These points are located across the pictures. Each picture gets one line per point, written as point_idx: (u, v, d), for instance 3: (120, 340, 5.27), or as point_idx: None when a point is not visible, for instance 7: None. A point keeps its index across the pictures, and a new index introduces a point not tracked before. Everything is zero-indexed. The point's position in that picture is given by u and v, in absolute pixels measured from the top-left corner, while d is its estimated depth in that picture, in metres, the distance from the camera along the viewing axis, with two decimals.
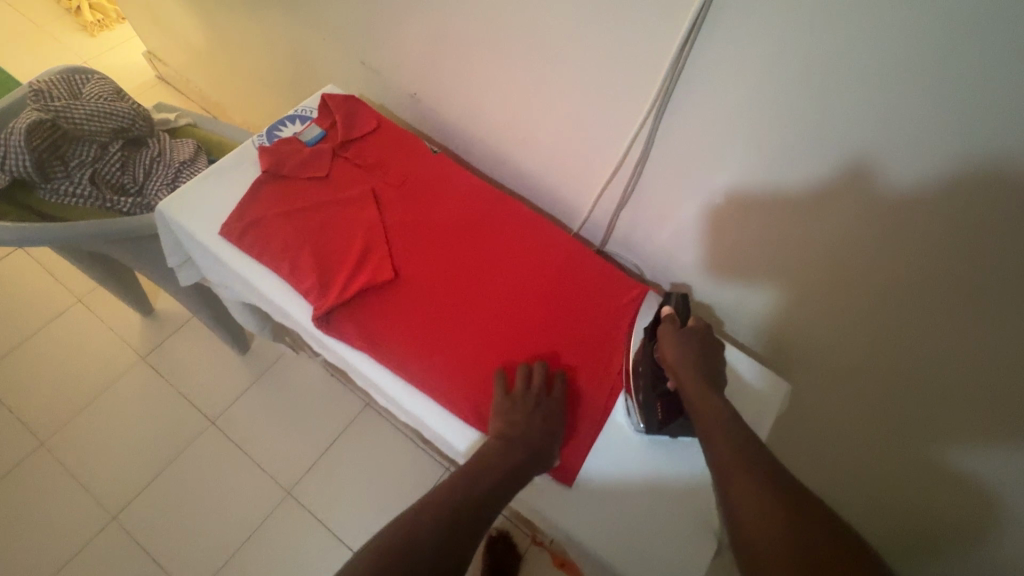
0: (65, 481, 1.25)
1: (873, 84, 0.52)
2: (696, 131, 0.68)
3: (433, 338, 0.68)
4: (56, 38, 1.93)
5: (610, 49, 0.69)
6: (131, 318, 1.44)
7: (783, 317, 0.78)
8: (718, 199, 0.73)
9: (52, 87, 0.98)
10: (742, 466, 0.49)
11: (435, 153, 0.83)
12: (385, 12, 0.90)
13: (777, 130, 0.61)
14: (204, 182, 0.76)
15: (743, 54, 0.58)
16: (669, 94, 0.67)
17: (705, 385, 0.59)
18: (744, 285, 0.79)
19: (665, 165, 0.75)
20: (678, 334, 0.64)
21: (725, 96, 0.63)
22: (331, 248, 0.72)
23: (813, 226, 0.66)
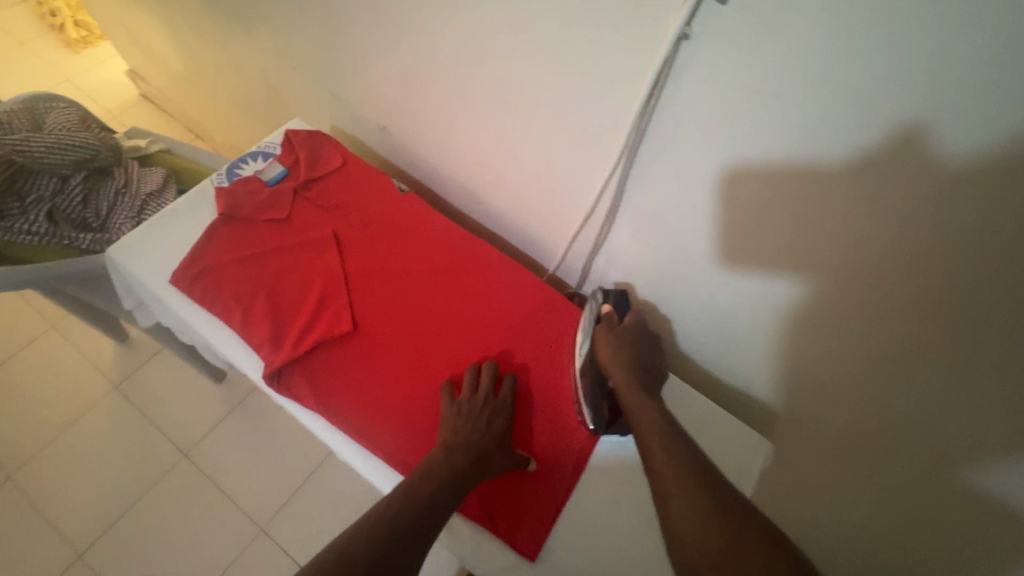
0: (30, 517, 1.21)
1: (849, 145, 0.48)
2: (665, 181, 0.65)
3: (384, 380, 0.65)
4: (39, 55, 1.91)
5: (576, 93, 0.66)
6: (104, 346, 1.41)
7: (761, 369, 0.74)
8: (691, 249, 0.70)
9: (14, 118, 0.94)
10: (675, 463, 0.49)
11: (403, 193, 0.80)
12: (354, 46, 0.88)
13: (750, 185, 0.58)
14: (157, 227, 0.72)
15: (710, 108, 0.55)
16: (639, 142, 0.64)
17: (638, 388, 0.60)
18: (721, 333, 0.76)
19: (636, 211, 0.72)
20: (611, 336, 0.65)
21: (693, 151, 0.60)
22: (286, 297, 0.68)
23: (789, 284, 0.62)
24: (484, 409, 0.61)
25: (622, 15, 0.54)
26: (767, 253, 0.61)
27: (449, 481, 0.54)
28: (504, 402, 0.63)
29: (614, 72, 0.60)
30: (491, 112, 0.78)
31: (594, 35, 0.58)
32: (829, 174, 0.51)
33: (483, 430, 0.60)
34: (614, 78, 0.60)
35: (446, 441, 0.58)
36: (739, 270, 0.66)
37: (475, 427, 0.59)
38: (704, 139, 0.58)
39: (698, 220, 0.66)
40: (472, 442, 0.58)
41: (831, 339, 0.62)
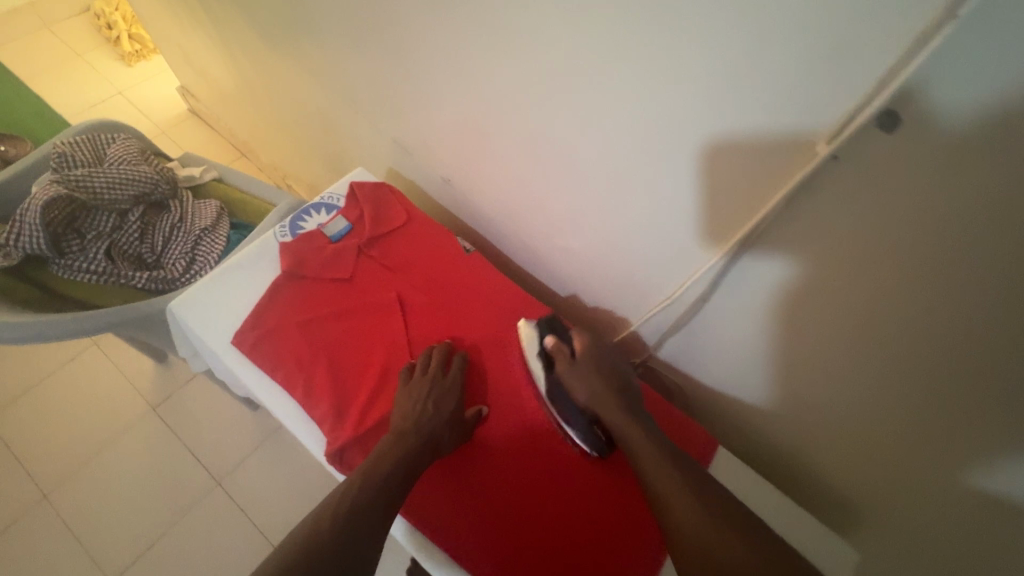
0: (62, 537, 1.21)
1: (1000, 281, 0.42)
2: (759, 279, 0.59)
3: (342, 371, 0.66)
4: (93, 66, 1.94)
5: (667, 182, 0.60)
6: (144, 365, 1.41)
7: (846, 472, 0.68)
8: (778, 346, 0.64)
9: (76, 150, 0.94)
10: (672, 482, 0.53)
11: (469, 253, 0.77)
12: (419, 97, 0.84)
13: (865, 298, 0.52)
14: (220, 281, 0.71)
15: (832, 222, 0.49)
16: (744, 247, 0.57)
17: (621, 407, 0.62)
18: (801, 428, 0.70)
19: (721, 303, 0.66)
20: (574, 371, 0.66)
21: (800, 257, 0.54)
22: (348, 366, 0.66)
23: (893, 401, 0.57)
24: (434, 391, 0.63)
25: (739, 117, 0.49)
26: (873, 368, 0.56)
27: (398, 474, 0.56)
28: (453, 384, 0.65)
29: (718, 169, 0.54)
30: (562, 182, 0.74)
31: (699, 131, 0.53)
32: (972, 303, 0.44)
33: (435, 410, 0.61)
34: (717, 175, 0.55)
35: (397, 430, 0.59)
36: (834, 377, 0.61)
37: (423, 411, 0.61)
38: (820, 250, 0.52)
39: (790, 321, 0.60)
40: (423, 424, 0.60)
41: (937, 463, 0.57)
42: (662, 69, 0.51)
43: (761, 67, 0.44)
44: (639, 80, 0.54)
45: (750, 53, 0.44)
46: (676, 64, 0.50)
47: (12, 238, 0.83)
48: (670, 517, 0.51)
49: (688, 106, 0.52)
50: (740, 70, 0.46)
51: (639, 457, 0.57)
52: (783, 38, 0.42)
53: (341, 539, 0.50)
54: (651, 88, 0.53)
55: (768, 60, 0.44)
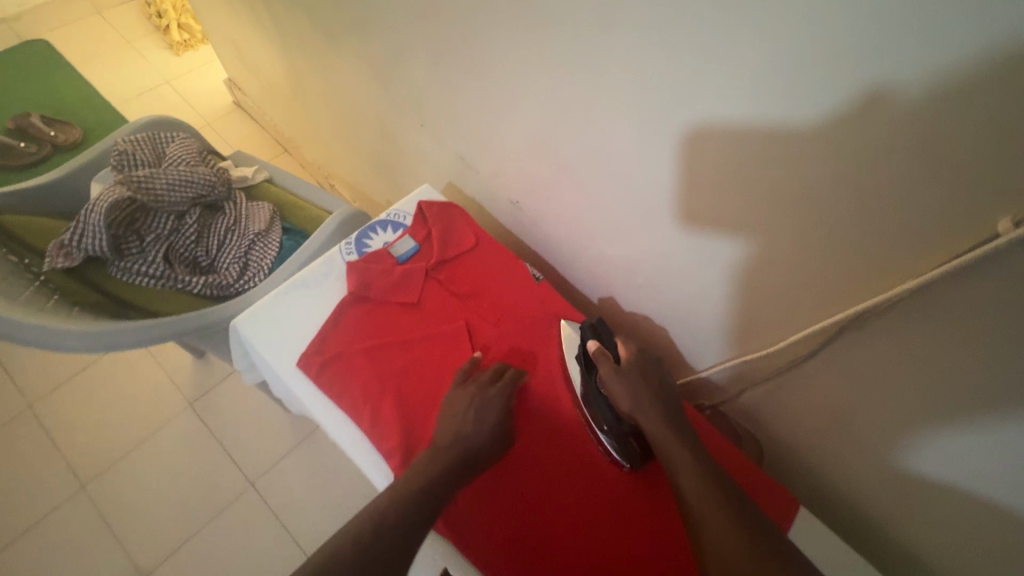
0: (99, 530, 1.22)
1: None
2: (865, 339, 0.55)
3: (408, 388, 0.64)
4: (142, 53, 1.95)
5: (775, 239, 0.55)
6: (183, 360, 1.41)
7: (939, 546, 0.64)
8: (873, 407, 0.60)
9: (137, 149, 0.93)
10: (715, 503, 0.50)
11: (538, 281, 0.74)
12: (490, 115, 0.80)
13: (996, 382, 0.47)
14: (285, 300, 0.69)
15: (987, 305, 0.43)
16: (861, 316, 0.53)
17: (667, 422, 0.59)
18: (885, 494, 0.66)
19: (822, 362, 0.62)
20: (619, 377, 0.61)
21: (933, 333, 0.49)
22: (417, 397, 0.64)
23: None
24: (476, 399, 0.61)
25: (885, 183, 0.44)
26: (1002, 464, 0.51)
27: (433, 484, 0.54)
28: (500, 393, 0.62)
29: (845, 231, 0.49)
30: (646, 219, 0.69)
31: (826, 190, 0.47)
32: None
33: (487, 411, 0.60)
34: (837, 233, 0.50)
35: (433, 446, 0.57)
36: (950, 460, 0.55)
37: (463, 422, 0.59)
38: (964, 332, 0.46)
39: (903, 392, 0.55)
40: (462, 436, 0.58)
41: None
42: (790, 120, 0.46)
43: (928, 132, 0.39)
44: (755, 127, 0.49)
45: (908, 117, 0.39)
46: (812, 123, 0.45)
47: (76, 239, 0.82)
48: (705, 532, 0.49)
49: (818, 167, 0.47)
50: (897, 132, 0.40)
51: (676, 468, 0.55)
52: (964, 105, 0.36)
53: (379, 539, 0.48)
54: (776, 140, 0.48)
55: (941, 133, 0.38)
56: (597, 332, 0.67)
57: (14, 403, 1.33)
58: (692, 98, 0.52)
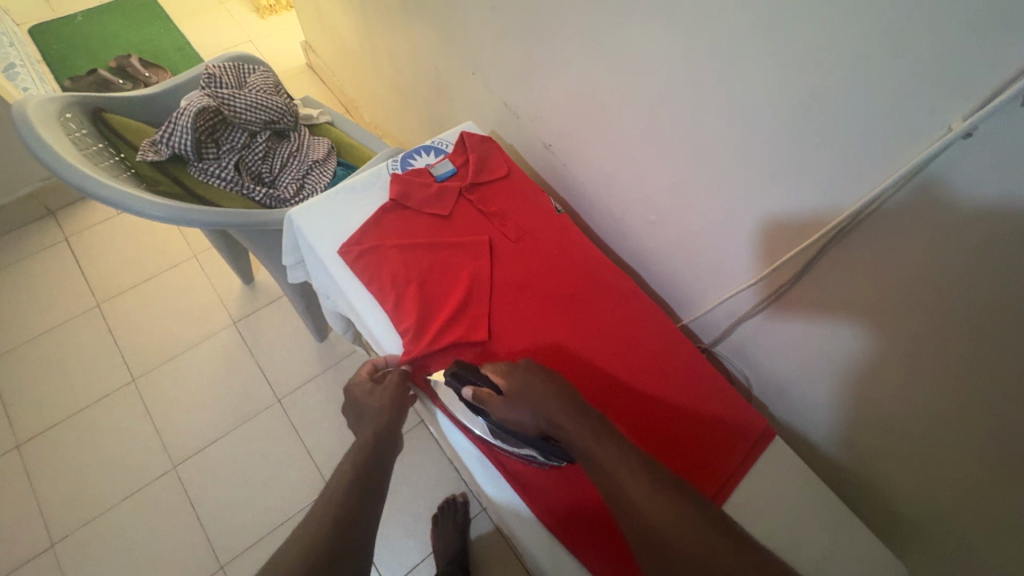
0: (142, 419, 1.35)
1: None
2: (857, 263, 0.60)
3: (424, 284, 0.72)
4: (232, 15, 2.14)
5: (784, 161, 0.61)
6: (233, 283, 1.55)
7: (904, 482, 0.68)
8: (858, 338, 0.65)
9: (223, 73, 1.05)
10: (631, 483, 0.51)
11: (558, 213, 0.82)
12: (539, 66, 0.89)
13: (959, 292, 0.52)
14: (337, 197, 0.79)
15: (954, 219, 0.50)
16: (843, 228, 0.59)
17: (568, 413, 0.58)
18: (861, 427, 0.70)
19: (813, 291, 0.67)
20: (504, 404, 0.59)
21: (907, 250, 0.55)
22: (434, 292, 0.71)
23: (983, 408, 0.55)
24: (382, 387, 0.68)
25: (880, 90, 0.50)
26: (966, 387, 0.56)
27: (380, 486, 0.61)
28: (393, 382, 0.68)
29: (846, 160, 0.56)
30: (668, 155, 0.76)
31: (839, 119, 0.54)
32: None
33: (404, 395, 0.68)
34: (838, 153, 0.56)
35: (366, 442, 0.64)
36: (920, 381, 0.60)
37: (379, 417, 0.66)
38: (933, 242, 0.52)
39: (884, 321, 0.61)
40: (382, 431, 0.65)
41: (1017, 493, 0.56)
42: (808, 36, 0.52)
43: (917, 33, 0.45)
44: (779, 45, 0.55)
45: (904, 24, 0.45)
46: (824, 36, 0.51)
47: (165, 136, 0.94)
48: (635, 522, 0.49)
49: (833, 98, 0.53)
50: (893, 36, 0.46)
51: (597, 463, 0.53)
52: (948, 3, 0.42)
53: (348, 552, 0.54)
54: (793, 57, 0.55)
55: (928, 31, 0.44)
56: (465, 377, 0.63)
57: (84, 301, 1.50)
58: (725, 30, 0.59)
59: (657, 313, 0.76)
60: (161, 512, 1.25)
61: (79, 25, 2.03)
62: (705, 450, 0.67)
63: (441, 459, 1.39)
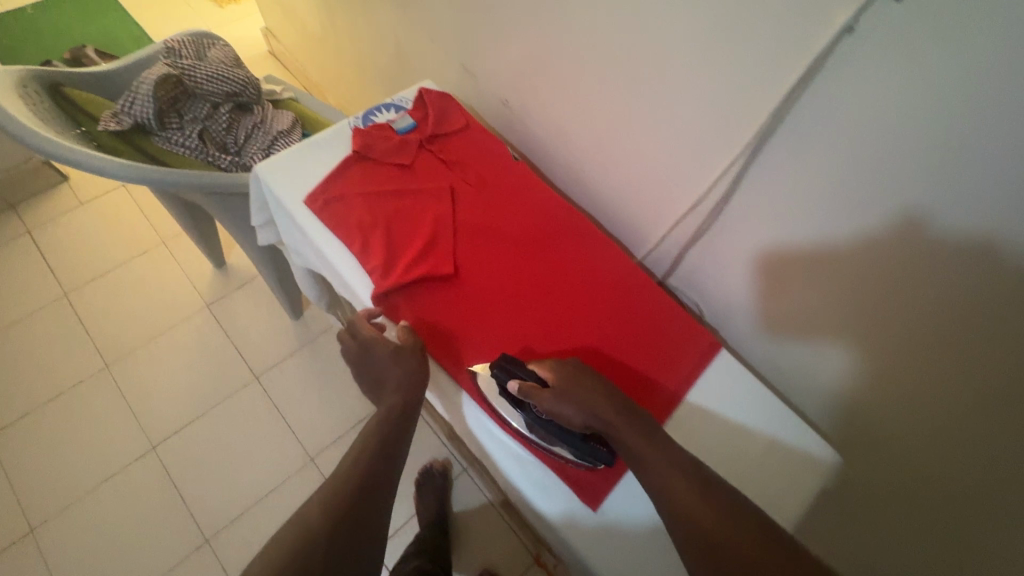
0: (118, 403, 1.35)
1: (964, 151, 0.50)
2: (784, 178, 0.66)
3: (391, 227, 0.75)
4: (189, 5, 2.12)
5: (714, 86, 0.67)
6: (205, 267, 1.55)
7: (838, 380, 0.75)
8: (789, 249, 0.71)
9: (183, 47, 1.06)
10: (694, 497, 0.52)
11: (515, 160, 0.86)
12: (492, 22, 0.93)
13: (869, 188, 0.58)
14: (301, 152, 0.81)
15: (857, 109, 0.55)
16: (762, 141, 0.66)
17: (622, 414, 0.59)
18: (798, 334, 0.76)
19: (747, 209, 0.73)
20: (559, 400, 0.60)
21: (821, 153, 0.61)
22: (400, 234, 0.75)
23: (893, 294, 0.62)
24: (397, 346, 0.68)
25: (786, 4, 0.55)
26: (881, 277, 0.62)
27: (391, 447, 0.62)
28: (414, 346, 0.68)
29: (765, 78, 0.61)
30: (614, 94, 0.80)
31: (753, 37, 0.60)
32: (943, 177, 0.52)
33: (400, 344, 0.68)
34: (759, 72, 0.62)
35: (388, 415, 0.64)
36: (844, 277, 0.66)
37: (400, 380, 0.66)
38: (840, 143, 0.59)
39: (810, 226, 0.67)
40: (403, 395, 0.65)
41: (931, 363, 0.63)
42: None
43: None
44: None
45: None
46: None
47: (127, 106, 0.95)
48: (697, 531, 0.51)
49: (749, 19, 0.59)
50: None
51: (654, 469, 0.55)
52: None
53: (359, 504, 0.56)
54: None
55: None
56: (512, 370, 0.63)
57: (52, 291, 1.48)
58: None
59: (611, 245, 0.81)
60: (143, 492, 1.25)
61: (30, 17, 1.98)
62: (658, 364, 0.72)
63: (422, 425, 1.42)
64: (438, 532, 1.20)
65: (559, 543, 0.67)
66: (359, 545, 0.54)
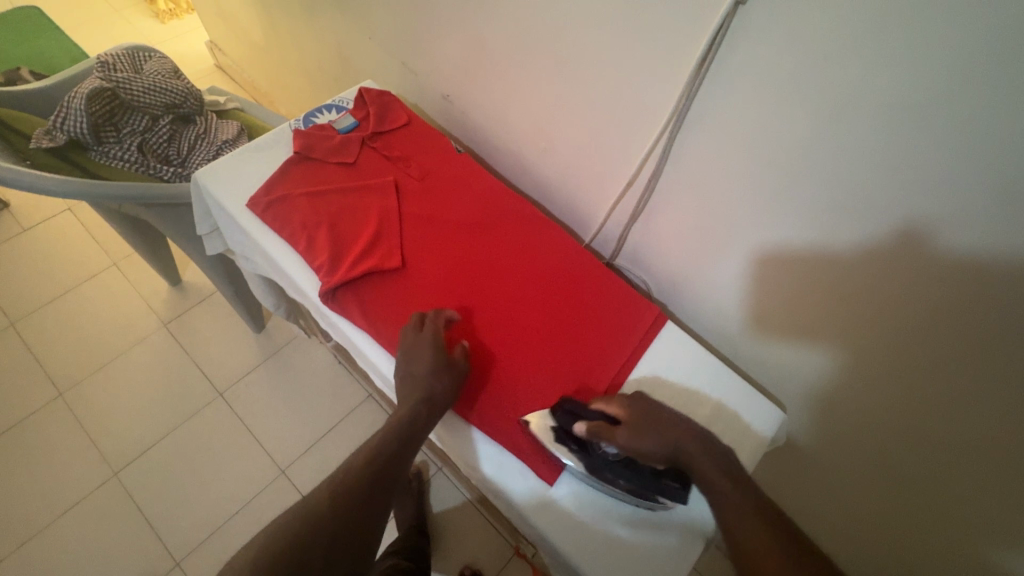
0: (75, 432, 1.30)
1: (851, 108, 0.54)
2: (705, 150, 0.69)
3: (336, 224, 0.75)
4: (129, 22, 2.08)
5: (634, 66, 0.70)
6: (160, 286, 1.51)
7: (778, 342, 0.78)
8: (719, 220, 0.74)
9: (117, 61, 1.05)
10: (765, 538, 0.49)
11: (458, 152, 0.87)
12: (427, 19, 0.95)
13: (779, 154, 0.62)
14: (241, 157, 0.81)
15: (760, 74, 0.59)
16: (681, 115, 0.69)
17: (699, 450, 0.57)
18: (736, 301, 0.80)
19: (676, 184, 0.76)
20: (628, 436, 0.60)
21: (734, 123, 0.64)
22: (346, 230, 0.75)
23: (812, 250, 0.66)
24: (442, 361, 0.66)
25: None
26: (801, 236, 0.66)
27: (394, 453, 0.59)
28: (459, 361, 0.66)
29: (677, 56, 0.65)
30: (546, 81, 0.83)
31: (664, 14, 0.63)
32: (841, 135, 0.56)
33: (436, 355, 0.65)
34: (673, 50, 0.65)
35: (390, 426, 0.61)
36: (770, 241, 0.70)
37: (438, 390, 0.64)
38: (748, 111, 0.62)
39: (734, 195, 0.70)
40: (427, 397, 0.63)
41: (852, 310, 0.66)
42: None
43: None
44: None
45: None
46: None
47: (59, 122, 0.94)
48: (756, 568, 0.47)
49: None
50: None
51: (723, 508, 0.52)
52: None
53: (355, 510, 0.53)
54: None
55: None
56: (577, 412, 0.65)
57: None
58: None
59: (556, 227, 0.82)
60: (106, 520, 1.21)
61: None
62: (610, 341, 0.74)
63: None
64: (418, 533, 1.19)
65: (522, 521, 0.68)
66: (355, 550, 0.51)
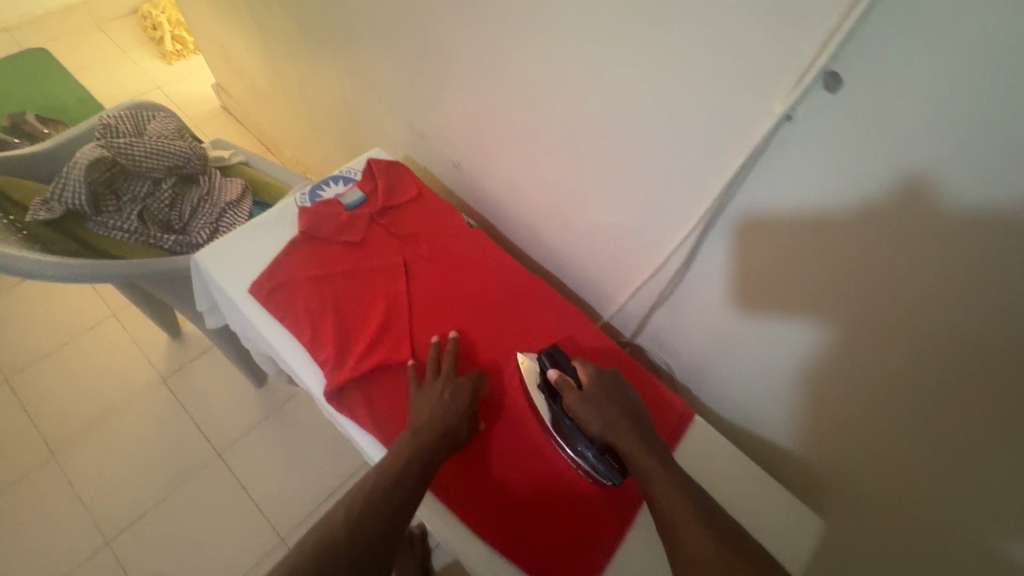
0: (65, 496, 1.25)
1: (905, 232, 0.48)
2: (739, 245, 0.65)
3: (341, 311, 0.71)
4: (136, 63, 2.08)
5: (657, 157, 0.66)
6: (159, 338, 1.47)
7: (815, 445, 0.72)
8: (751, 315, 0.69)
9: (119, 122, 1.01)
10: (699, 537, 0.48)
11: (472, 228, 0.83)
12: (439, 88, 0.92)
13: (820, 261, 0.57)
14: (244, 237, 0.77)
15: (800, 181, 0.54)
16: (720, 211, 0.64)
17: (637, 438, 0.58)
18: (767, 396, 0.75)
19: (703, 275, 0.72)
20: (583, 403, 0.61)
21: (772, 223, 0.60)
22: (352, 318, 0.71)
23: (855, 365, 0.60)
24: (448, 387, 0.64)
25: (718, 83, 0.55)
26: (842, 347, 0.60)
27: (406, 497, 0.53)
28: (467, 382, 0.66)
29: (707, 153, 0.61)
30: (564, 159, 0.79)
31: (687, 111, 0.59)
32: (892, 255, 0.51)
33: (470, 393, 0.65)
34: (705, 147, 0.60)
35: (388, 470, 0.55)
36: (808, 345, 0.64)
37: (445, 409, 0.62)
38: (786, 215, 0.58)
39: (768, 293, 0.65)
40: (440, 425, 0.60)
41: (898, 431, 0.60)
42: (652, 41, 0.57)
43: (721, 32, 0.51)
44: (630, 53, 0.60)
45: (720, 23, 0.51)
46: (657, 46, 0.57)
47: (57, 193, 0.91)
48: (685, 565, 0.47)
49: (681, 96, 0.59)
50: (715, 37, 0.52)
51: (660, 508, 0.52)
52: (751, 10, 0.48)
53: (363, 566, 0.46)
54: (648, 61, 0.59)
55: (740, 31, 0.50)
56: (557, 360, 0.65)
57: None
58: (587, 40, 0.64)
59: (575, 310, 0.78)
60: None
61: None
62: None
63: None
64: None
65: None
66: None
